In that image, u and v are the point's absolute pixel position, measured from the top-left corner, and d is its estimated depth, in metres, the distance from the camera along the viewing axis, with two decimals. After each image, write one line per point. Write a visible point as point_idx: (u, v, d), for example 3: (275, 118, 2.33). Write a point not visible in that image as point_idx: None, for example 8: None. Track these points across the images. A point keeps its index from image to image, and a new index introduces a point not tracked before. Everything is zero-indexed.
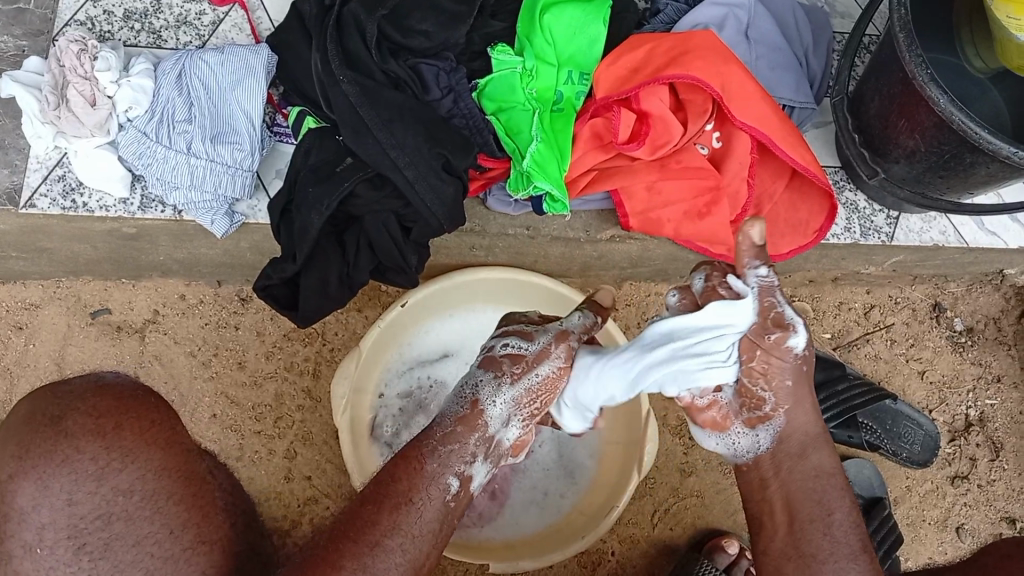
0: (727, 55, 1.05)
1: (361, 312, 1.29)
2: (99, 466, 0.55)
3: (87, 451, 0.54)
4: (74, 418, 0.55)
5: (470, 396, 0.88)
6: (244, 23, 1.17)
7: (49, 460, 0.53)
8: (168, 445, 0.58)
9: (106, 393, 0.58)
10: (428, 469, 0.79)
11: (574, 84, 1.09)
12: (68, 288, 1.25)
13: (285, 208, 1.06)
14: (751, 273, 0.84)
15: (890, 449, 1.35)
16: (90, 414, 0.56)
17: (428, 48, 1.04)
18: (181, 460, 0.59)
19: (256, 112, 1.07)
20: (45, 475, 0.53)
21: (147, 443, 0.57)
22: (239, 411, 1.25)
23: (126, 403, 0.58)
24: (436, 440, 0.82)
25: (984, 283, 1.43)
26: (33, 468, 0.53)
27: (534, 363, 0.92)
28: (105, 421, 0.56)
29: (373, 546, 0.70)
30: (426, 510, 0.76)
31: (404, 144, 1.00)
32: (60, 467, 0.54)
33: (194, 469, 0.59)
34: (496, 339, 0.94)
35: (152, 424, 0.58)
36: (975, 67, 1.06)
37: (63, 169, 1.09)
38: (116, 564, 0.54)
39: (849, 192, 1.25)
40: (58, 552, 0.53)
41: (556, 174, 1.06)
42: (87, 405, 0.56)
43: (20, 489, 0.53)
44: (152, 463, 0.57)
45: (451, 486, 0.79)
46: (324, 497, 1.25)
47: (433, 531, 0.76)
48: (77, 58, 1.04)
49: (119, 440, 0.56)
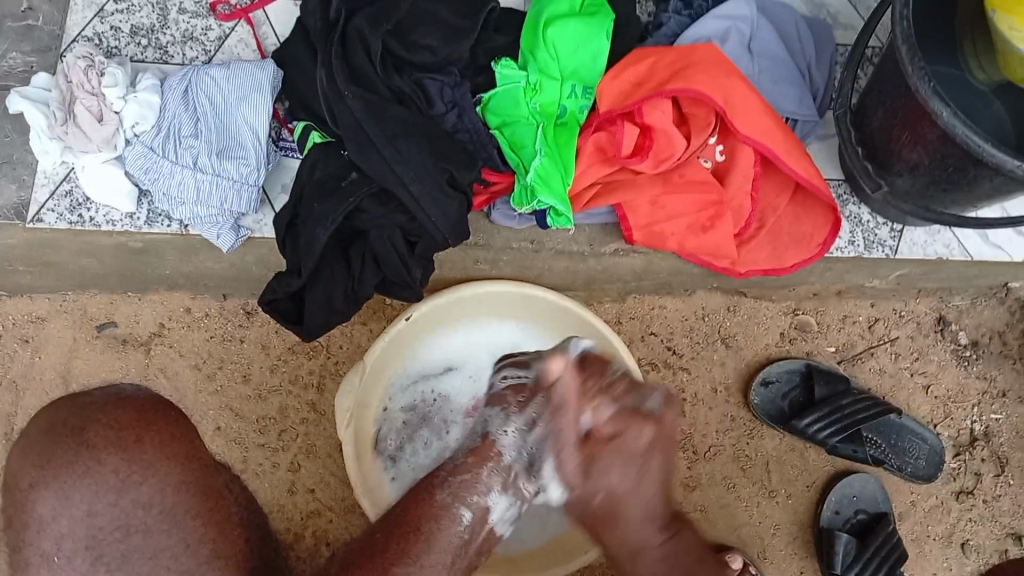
0: (730, 68, 1.06)
1: (366, 325, 1.30)
2: (120, 479, 0.53)
3: (109, 464, 0.53)
4: (95, 430, 0.53)
5: (480, 429, 0.90)
6: (251, 38, 1.18)
7: (70, 471, 0.52)
8: (189, 460, 0.56)
9: (129, 404, 0.55)
10: (439, 500, 0.77)
11: (578, 98, 1.10)
12: (74, 303, 1.24)
13: (291, 222, 1.07)
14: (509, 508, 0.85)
15: (895, 463, 1.34)
16: (113, 426, 0.54)
17: (432, 62, 1.05)
18: (201, 474, 0.56)
19: (261, 126, 1.08)
20: (67, 485, 0.52)
21: (167, 457, 0.55)
22: (243, 424, 1.26)
23: (148, 415, 0.55)
24: (447, 472, 0.82)
25: (987, 297, 1.42)
26: (55, 478, 0.52)
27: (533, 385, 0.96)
28: (126, 434, 0.54)
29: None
30: (438, 540, 0.71)
31: (409, 158, 1.01)
32: (82, 478, 0.52)
33: (212, 484, 0.56)
34: (495, 376, 1.01)
35: (174, 438, 0.55)
36: (979, 79, 1.06)
37: (70, 183, 1.10)
38: (134, 574, 0.52)
39: (853, 205, 1.25)
40: (76, 563, 0.52)
41: (560, 188, 1.07)
42: (110, 416, 0.54)
43: (41, 500, 0.52)
44: (172, 476, 0.54)
45: (464, 517, 0.76)
46: (327, 511, 1.24)
47: (446, 564, 0.69)
48: (84, 74, 1.06)
49: (139, 453, 0.54)
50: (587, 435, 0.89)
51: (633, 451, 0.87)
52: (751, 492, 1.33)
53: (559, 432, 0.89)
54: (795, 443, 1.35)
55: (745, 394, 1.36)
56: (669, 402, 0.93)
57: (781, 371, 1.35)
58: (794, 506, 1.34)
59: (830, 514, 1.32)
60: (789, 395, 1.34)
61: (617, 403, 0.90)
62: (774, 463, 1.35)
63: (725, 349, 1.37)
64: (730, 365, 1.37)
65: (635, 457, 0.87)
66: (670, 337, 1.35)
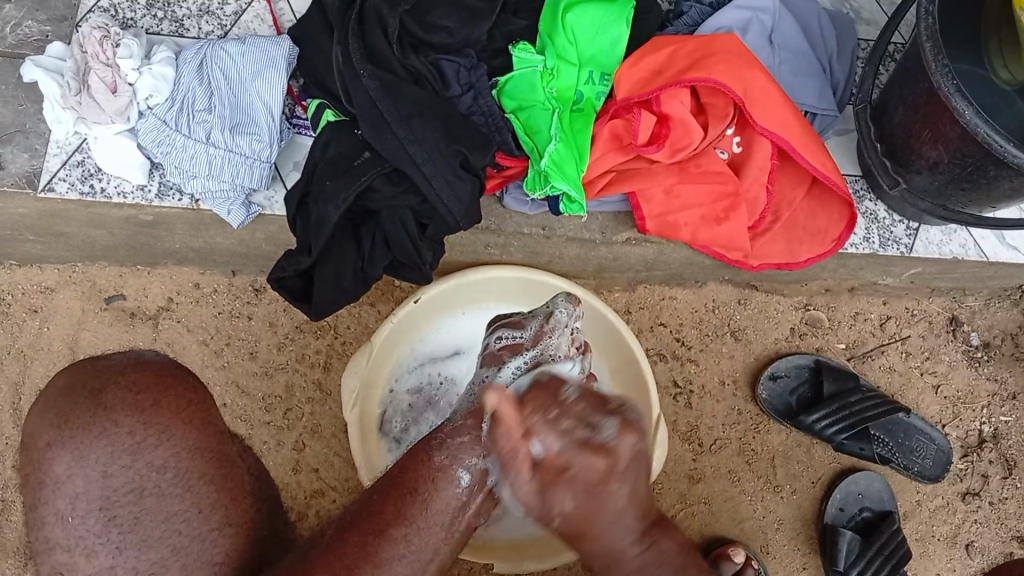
0: (751, 60, 1.04)
1: (373, 306, 1.29)
2: (135, 440, 0.60)
3: (126, 425, 0.59)
4: (113, 392, 0.61)
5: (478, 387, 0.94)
6: (267, 14, 1.17)
7: (89, 432, 0.59)
8: (202, 425, 0.63)
9: (146, 369, 0.63)
10: (435, 461, 0.76)
11: (595, 84, 1.09)
12: (83, 273, 1.26)
13: (302, 200, 1.06)
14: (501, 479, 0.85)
15: (902, 463, 1.34)
16: (130, 388, 0.61)
17: (449, 44, 1.04)
18: (214, 441, 0.63)
19: (275, 103, 1.07)
20: (82, 445, 0.59)
21: (183, 421, 0.62)
22: (250, 401, 1.26)
23: (163, 379, 0.63)
24: (445, 434, 0.78)
25: (1001, 298, 1.41)
26: (71, 437, 0.59)
27: (527, 346, 0.97)
28: (143, 397, 0.61)
29: (379, 535, 0.67)
30: (433, 503, 0.72)
31: (423, 140, 1.00)
32: (98, 438, 0.59)
33: (225, 452, 0.64)
34: (491, 337, 1.01)
35: (189, 404, 0.63)
36: (1002, 78, 1.03)
37: (82, 154, 1.09)
38: (145, 537, 0.58)
39: (869, 202, 1.23)
40: (89, 522, 0.58)
41: (574, 175, 1.06)
42: (127, 380, 0.61)
43: (58, 457, 0.59)
44: (186, 441, 0.61)
45: (461, 479, 0.75)
46: (331, 491, 1.25)
47: (442, 525, 0.72)
48: (99, 44, 1.05)
49: (156, 417, 0.61)
50: (538, 462, 0.63)
51: (589, 483, 0.64)
52: (754, 486, 1.33)
53: (506, 457, 0.65)
54: (802, 439, 1.35)
55: (752, 388, 1.35)
56: (628, 421, 0.65)
57: (791, 366, 1.35)
58: (798, 502, 1.33)
59: (834, 511, 1.32)
60: (797, 390, 1.34)
61: (566, 428, 0.63)
62: (780, 458, 1.34)
63: (734, 343, 1.36)
64: (739, 359, 1.36)
65: (590, 485, 0.64)
66: (679, 328, 1.35)
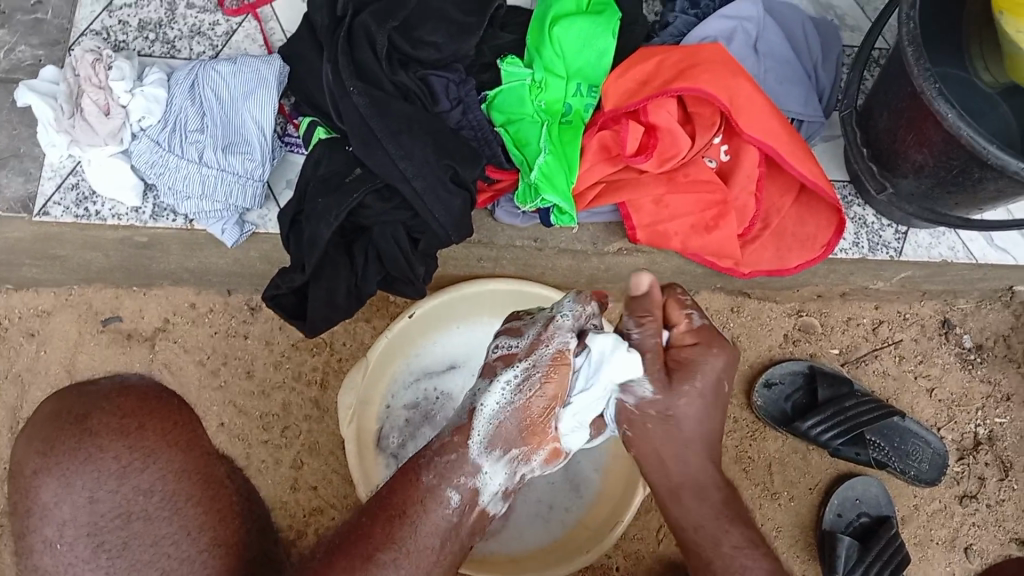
0: (735, 68, 1.06)
1: (369, 322, 1.30)
2: (120, 465, 0.55)
3: (111, 450, 0.55)
4: (98, 416, 0.55)
5: (469, 405, 0.91)
6: (257, 34, 1.18)
7: (73, 458, 0.54)
8: (189, 447, 0.57)
9: (131, 393, 0.57)
10: (424, 482, 0.82)
11: (583, 96, 1.10)
12: (80, 296, 1.26)
13: (295, 218, 1.07)
14: (489, 500, 0.86)
15: (898, 468, 1.34)
16: (115, 412, 0.56)
17: (438, 59, 1.05)
18: (201, 463, 0.58)
19: (266, 121, 1.09)
20: (68, 471, 0.54)
21: (171, 444, 0.56)
22: (247, 420, 1.26)
23: (149, 402, 0.57)
24: (434, 452, 0.86)
25: (993, 300, 1.42)
26: (57, 463, 0.54)
27: (520, 358, 0.92)
28: (129, 420, 0.55)
29: (368, 560, 0.72)
30: (423, 524, 0.79)
31: (413, 155, 1.01)
32: (84, 464, 0.54)
33: (212, 472, 0.58)
34: (489, 345, 0.97)
35: (175, 426, 0.57)
36: (985, 80, 1.06)
37: (76, 177, 1.10)
38: (133, 562, 0.54)
39: (857, 208, 1.25)
40: (78, 548, 0.54)
41: (564, 186, 1.07)
42: (111, 403, 0.55)
43: (44, 485, 0.54)
44: (173, 463, 0.56)
45: (451, 500, 0.82)
46: (329, 508, 1.25)
47: (434, 547, 0.78)
48: (91, 68, 1.06)
49: (142, 440, 0.55)
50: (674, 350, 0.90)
51: (710, 369, 0.88)
52: (752, 494, 1.33)
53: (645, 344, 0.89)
54: (798, 446, 1.35)
55: (748, 395, 1.36)
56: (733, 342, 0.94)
57: (786, 372, 1.35)
58: (796, 509, 1.34)
59: (833, 517, 1.32)
60: (792, 397, 1.34)
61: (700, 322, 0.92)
62: (777, 465, 1.35)
63: None
64: (733, 366, 1.36)
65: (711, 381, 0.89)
66: None
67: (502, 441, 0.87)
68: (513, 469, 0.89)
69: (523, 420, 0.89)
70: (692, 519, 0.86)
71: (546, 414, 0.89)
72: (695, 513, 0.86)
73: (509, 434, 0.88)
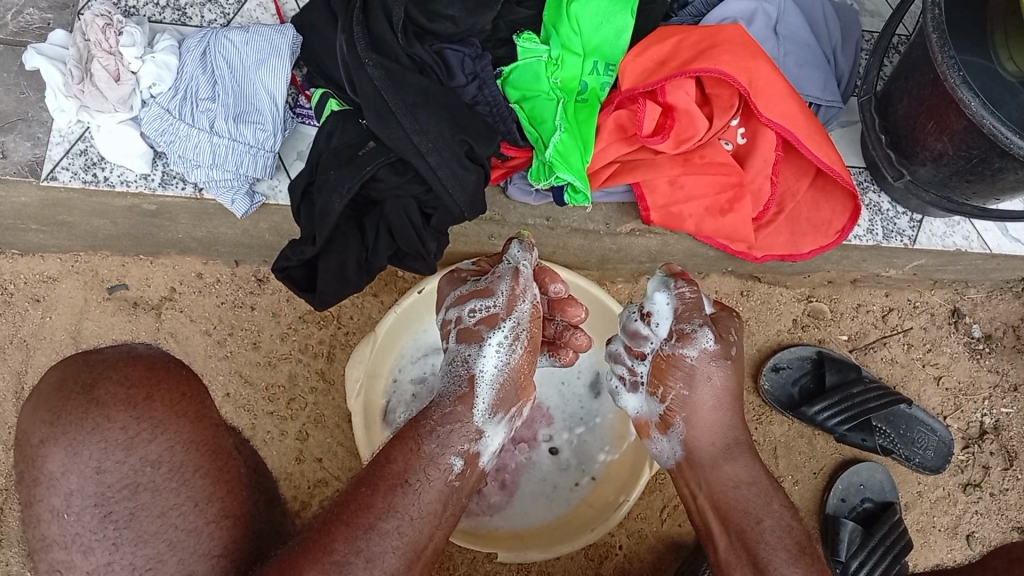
0: (755, 49, 1.04)
1: (377, 297, 1.29)
2: (128, 436, 0.65)
3: (118, 420, 0.65)
4: (107, 388, 0.66)
5: (464, 373, 0.94)
6: (269, 3, 1.16)
7: (82, 427, 0.64)
8: (197, 419, 0.69)
9: (139, 363, 0.69)
10: (426, 450, 0.85)
11: (599, 75, 1.08)
12: (86, 262, 1.25)
13: (306, 190, 1.06)
14: (491, 458, 0.92)
15: (903, 454, 1.35)
16: (123, 383, 0.67)
17: (453, 33, 1.02)
18: (209, 434, 0.69)
19: (278, 91, 1.07)
20: (75, 442, 0.64)
21: (176, 414, 0.68)
22: (253, 391, 1.26)
23: (156, 372, 0.69)
24: (435, 421, 0.88)
25: (1004, 290, 1.41)
26: (63, 433, 0.64)
27: (503, 317, 0.96)
28: (136, 392, 0.67)
29: (369, 528, 0.74)
30: (425, 491, 0.81)
31: (427, 130, 0.99)
32: (90, 434, 0.64)
33: (218, 443, 0.70)
34: (461, 308, 0.98)
35: (182, 397, 0.69)
36: (1008, 70, 1.02)
37: (85, 143, 1.09)
38: (140, 533, 0.63)
39: (873, 194, 1.23)
40: (85, 519, 0.63)
41: (578, 166, 1.06)
42: (119, 374, 0.67)
43: (50, 454, 0.64)
44: (181, 435, 0.67)
45: (453, 466, 0.85)
46: (335, 480, 1.25)
47: (435, 512, 0.81)
48: (101, 32, 1.04)
49: (149, 410, 0.66)
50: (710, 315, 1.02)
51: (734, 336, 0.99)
52: None
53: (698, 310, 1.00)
54: (804, 430, 1.35)
55: (755, 379, 1.36)
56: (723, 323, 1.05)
57: (793, 357, 1.35)
58: (800, 493, 1.34)
59: (836, 502, 1.33)
60: (799, 382, 1.34)
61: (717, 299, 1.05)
62: (782, 449, 1.35)
63: None
64: None
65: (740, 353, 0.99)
66: None
67: (502, 404, 0.93)
68: (509, 428, 0.95)
69: (512, 378, 0.95)
70: (728, 479, 0.92)
71: (524, 364, 0.96)
72: (730, 474, 0.92)
73: (507, 397, 0.94)
